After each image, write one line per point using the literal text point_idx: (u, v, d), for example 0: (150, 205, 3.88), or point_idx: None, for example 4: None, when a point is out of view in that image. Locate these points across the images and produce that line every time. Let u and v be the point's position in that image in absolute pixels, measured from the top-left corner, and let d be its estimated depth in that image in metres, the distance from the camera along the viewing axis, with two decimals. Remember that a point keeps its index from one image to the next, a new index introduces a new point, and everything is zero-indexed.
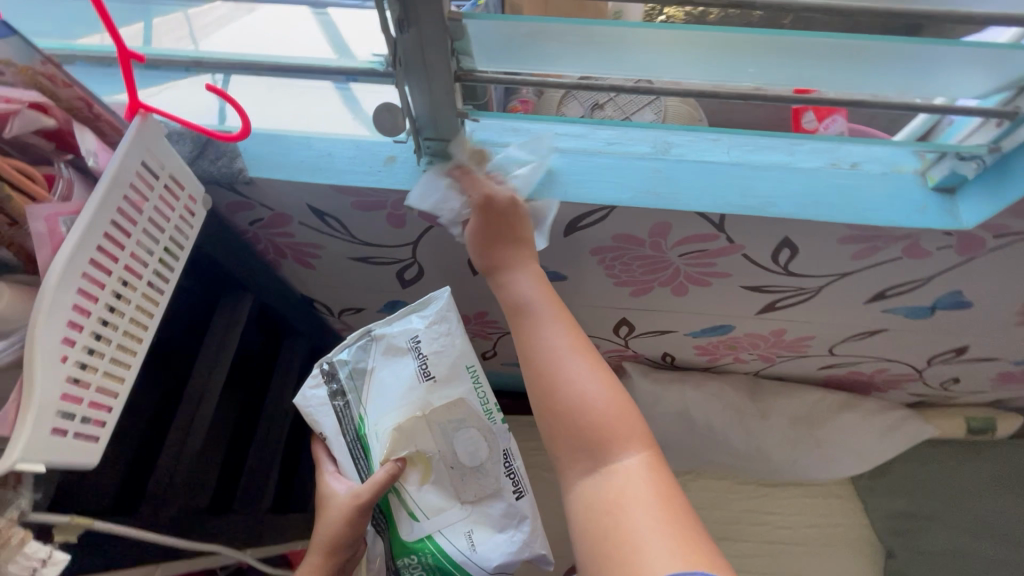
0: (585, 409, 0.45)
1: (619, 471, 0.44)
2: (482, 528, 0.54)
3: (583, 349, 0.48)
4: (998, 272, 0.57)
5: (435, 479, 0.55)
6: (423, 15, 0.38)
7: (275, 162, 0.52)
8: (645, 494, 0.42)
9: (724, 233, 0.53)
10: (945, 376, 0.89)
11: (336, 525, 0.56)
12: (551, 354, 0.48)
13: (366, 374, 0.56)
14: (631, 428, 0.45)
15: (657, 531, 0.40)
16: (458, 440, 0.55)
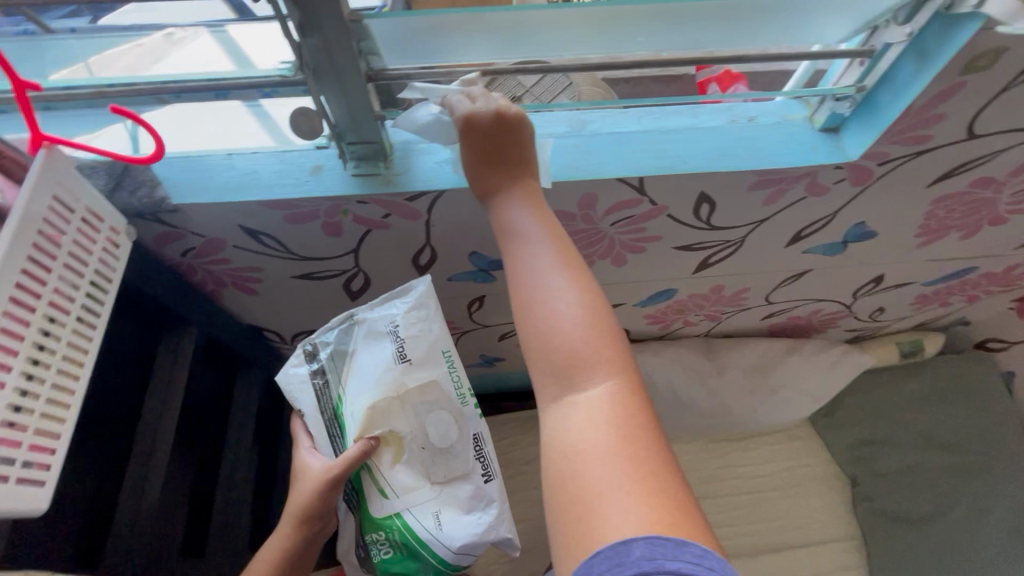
0: (560, 333, 0.43)
1: (588, 400, 0.41)
2: (450, 509, 0.55)
3: (574, 271, 0.45)
4: (891, 198, 0.63)
5: (406, 460, 0.57)
6: (325, 19, 0.40)
7: (199, 186, 0.51)
8: (609, 435, 0.40)
9: (646, 196, 0.57)
10: (872, 307, 0.97)
11: (306, 501, 0.56)
12: (536, 274, 0.45)
13: (346, 355, 0.58)
14: (608, 358, 0.42)
15: (619, 486, 0.38)
16: (430, 422, 0.56)
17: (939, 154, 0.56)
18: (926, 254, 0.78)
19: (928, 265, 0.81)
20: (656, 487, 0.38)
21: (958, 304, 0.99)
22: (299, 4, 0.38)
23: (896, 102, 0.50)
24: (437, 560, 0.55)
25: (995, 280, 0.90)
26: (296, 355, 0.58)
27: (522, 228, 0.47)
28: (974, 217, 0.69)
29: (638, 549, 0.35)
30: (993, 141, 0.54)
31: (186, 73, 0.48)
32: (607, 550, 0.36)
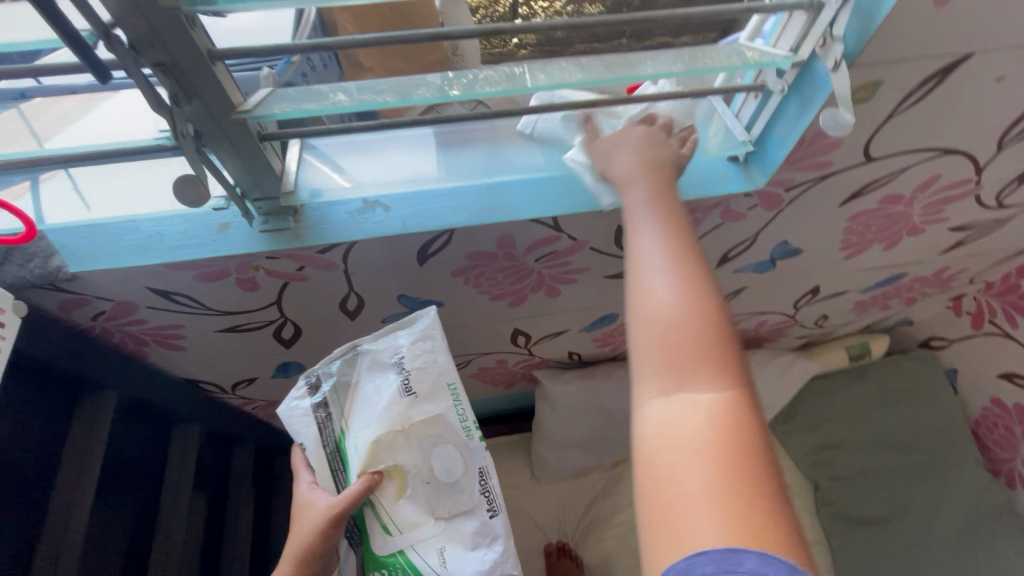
0: (679, 322, 0.39)
1: (694, 401, 0.37)
2: (457, 544, 0.50)
3: (688, 268, 0.41)
4: (808, 217, 0.64)
5: (411, 494, 0.51)
6: (199, 85, 0.39)
7: (99, 252, 0.49)
8: (714, 438, 0.35)
9: (564, 232, 0.57)
10: (816, 315, 0.98)
11: (308, 547, 0.50)
12: (649, 267, 0.41)
13: (350, 387, 0.53)
14: (722, 364, 0.38)
15: (717, 486, 0.34)
16: (435, 457, 0.51)
17: (843, 176, 0.57)
18: (855, 266, 0.80)
19: (858, 274, 0.84)
20: (755, 499, 0.33)
21: (897, 306, 1.02)
22: (170, 74, 0.38)
23: (784, 141, 0.51)
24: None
25: (928, 283, 0.93)
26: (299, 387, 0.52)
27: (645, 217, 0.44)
28: (893, 230, 0.71)
29: (748, 559, 0.31)
30: (891, 162, 0.56)
31: (91, 145, 0.46)
32: (709, 551, 0.32)
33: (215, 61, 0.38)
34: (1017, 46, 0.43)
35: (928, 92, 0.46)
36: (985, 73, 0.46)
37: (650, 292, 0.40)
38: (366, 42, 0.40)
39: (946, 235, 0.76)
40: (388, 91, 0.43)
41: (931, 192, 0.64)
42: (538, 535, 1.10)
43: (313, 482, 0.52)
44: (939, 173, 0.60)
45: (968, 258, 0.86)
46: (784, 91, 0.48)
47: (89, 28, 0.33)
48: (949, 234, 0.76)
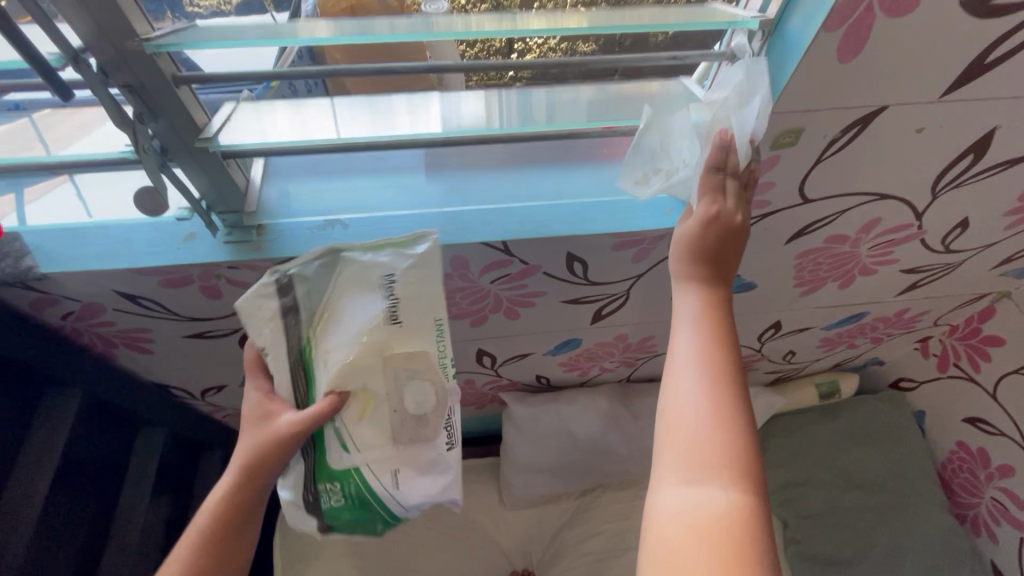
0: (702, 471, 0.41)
1: (702, 499, 0.35)
2: (411, 469, 0.49)
3: (731, 371, 0.39)
4: (756, 253, 0.67)
5: (375, 416, 0.49)
6: (164, 105, 0.42)
7: (70, 256, 0.53)
8: (719, 534, 0.34)
9: (516, 257, 0.60)
10: (783, 350, 1.00)
11: (254, 460, 0.48)
12: (702, 363, 0.40)
13: (326, 297, 0.50)
14: (745, 476, 0.36)
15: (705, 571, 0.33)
16: (408, 389, 0.48)
17: (785, 215, 0.60)
18: (812, 303, 0.82)
19: (819, 312, 0.85)
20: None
21: (865, 345, 1.03)
22: (136, 95, 0.41)
23: None
24: (384, 513, 0.50)
25: (891, 323, 0.94)
26: (265, 280, 0.49)
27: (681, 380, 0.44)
28: (845, 269, 0.73)
29: None
30: (830, 204, 0.59)
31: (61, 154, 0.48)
32: None
33: (180, 84, 0.42)
34: (931, 102, 0.46)
35: (851, 140, 0.49)
36: (904, 125, 0.49)
37: (700, 389, 0.39)
38: (348, 73, 0.44)
39: (899, 277, 0.78)
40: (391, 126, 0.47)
41: (876, 235, 0.66)
42: (501, 561, 1.09)
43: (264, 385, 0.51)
44: (880, 216, 0.62)
45: (927, 300, 0.87)
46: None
47: (58, 53, 0.37)
48: (903, 275, 0.78)
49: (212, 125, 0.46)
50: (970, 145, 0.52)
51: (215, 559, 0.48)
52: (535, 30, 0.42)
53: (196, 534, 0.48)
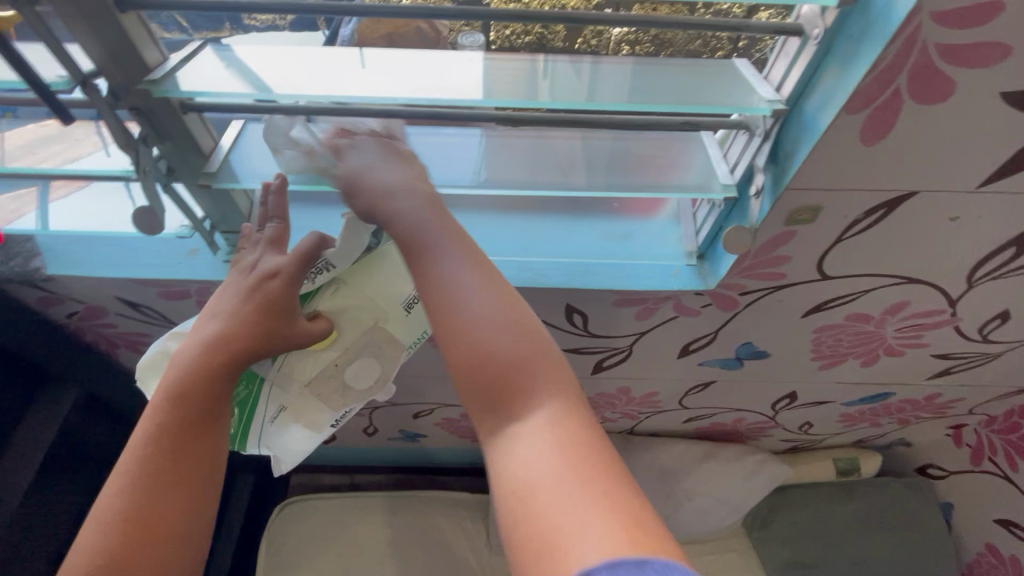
0: (496, 357, 0.36)
1: (523, 432, 0.34)
2: (296, 417, 0.51)
3: (487, 284, 0.39)
4: (768, 324, 0.63)
5: (319, 356, 0.50)
6: (170, 128, 0.43)
7: (77, 260, 0.54)
8: (552, 451, 0.33)
9: None
10: (799, 420, 0.94)
11: (197, 367, 0.42)
12: (449, 292, 0.38)
13: (385, 258, 0.50)
14: (538, 372, 0.36)
15: (554, 490, 0.31)
16: (359, 361, 0.51)
17: (800, 289, 0.56)
18: (831, 378, 0.77)
19: (839, 387, 0.80)
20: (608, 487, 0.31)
21: (890, 425, 0.96)
22: (144, 117, 0.42)
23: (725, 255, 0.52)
24: (236, 437, 0.50)
25: (921, 406, 0.88)
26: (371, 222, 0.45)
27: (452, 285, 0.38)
28: (867, 348, 0.68)
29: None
30: (851, 282, 0.55)
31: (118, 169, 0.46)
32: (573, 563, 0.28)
33: (187, 112, 0.42)
34: (966, 192, 0.43)
35: (875, 222, 0.46)
36: (935, 211, 0.45)
37: (457, 324, 0.37)
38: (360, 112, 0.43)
39: (930, 361, 0.72)
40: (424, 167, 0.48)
41: (902, 317, 0.61)
42: None
43: (298, 272, 0.45)
44: (907, 299, 0.58)
45: (962, 388, 0.81)
46: (722, 209, 0.50)
47: (66, 76, 0.38)
48: (934, 361, 0.72)
49: (220, 148, 0.47)
50: (1010, 239, 0.48)
51: (164, 484, 0.40)
52: (555, 83, 0.40)
53: (165, 427, 0.41)
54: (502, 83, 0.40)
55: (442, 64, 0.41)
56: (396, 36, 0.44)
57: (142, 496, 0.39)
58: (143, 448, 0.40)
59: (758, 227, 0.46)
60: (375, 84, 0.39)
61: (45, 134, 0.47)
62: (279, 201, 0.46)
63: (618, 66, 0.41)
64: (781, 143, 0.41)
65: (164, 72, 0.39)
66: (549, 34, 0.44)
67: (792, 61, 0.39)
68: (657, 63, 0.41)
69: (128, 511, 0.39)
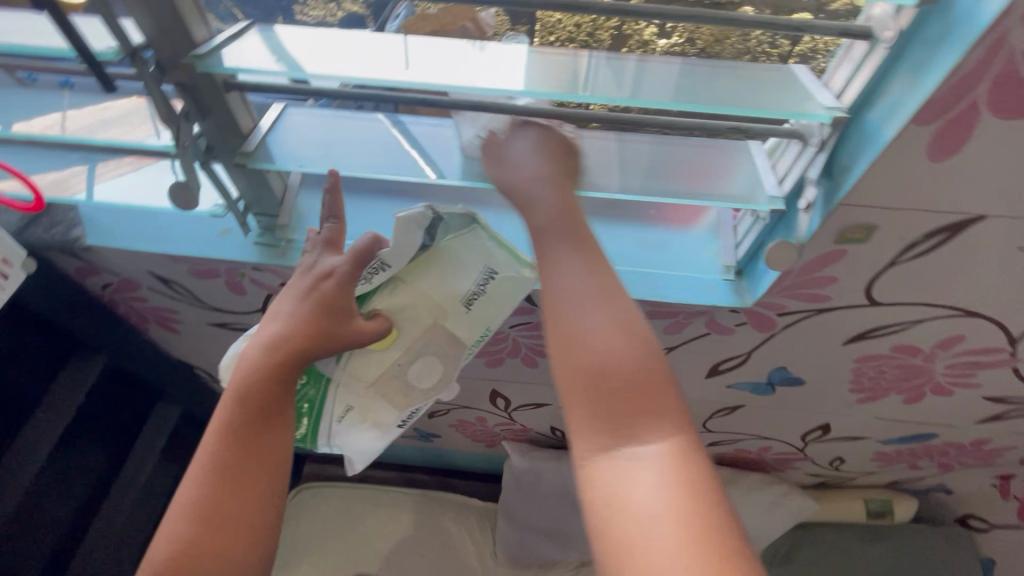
0: (615, 367, 0.35)
1: (636, 460, 0.33)
2: (364, 417, 0.50)
3: (613, 296, 0.37)
4: (806, 350, 0.60)
5: (384, 355, 0.49)
6: (215, 106, 0.43)
7: (113, 232, 0.55)
8: (659, 487, 0.32)
9: (538, 307, 0.58)
10: (830, 455, 0.89)
11: (258, 367, 0.42)
12: (570, 302, 0.37)
13: (444, 253, 0.48)
14: (660, 400, 0.35)
15: (670, 534, 0.30)
16: (421, 360, 0.50)
17: (843, 314, 0.53)
18: (869, 412, 0.73)
19: (877, 423, 0.76)
20: (720, 541, 0.30)
21: (930, 469, 0.90)
22: (189, 93, 0.42)
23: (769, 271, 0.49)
24: (308, 437, 0.50)
25: (965, 451, 0.82)
26: (426, 216, 0.44)
27: (575, 290, 0.37)
28: (912, 384, 0.64)
29: None
30: (900, 311, 0.51)
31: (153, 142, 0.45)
32: None
33: (230, 89, 0.43)
34: None
35: (935, 246, 0.43)
36: (1004, 239, 0.41)
37: (573, 330, 0.36)
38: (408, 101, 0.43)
39: (980, 404, 0.67)
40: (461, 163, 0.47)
41: (955, 354, 0.57)
42: None
43: (352, 271, 0.44)
44: (962, 334, 0.54)
45: (1015, 435, 0.75)
46: (766, 223, 0.48)
47: (116, 47, 0.38)
48: (986, 403, 0.67)
49: (258, 129, 0.48)
50: None
51: (246, 480, 0.40)
52: (593, 78, 0.38)
53: (232, 423, 0.41)
54: (546, 80, 0.38)
55: (494, 62, 0.40)
56: (440, 34, 0.41)
57: (221, 493, 0.40)
58: (215, 445, 0.41)
59: (805, 243, 0.43)
60: (410, 71, 0.38)
61: (102, 112, 0.47)
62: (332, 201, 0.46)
63: (665, 65, 0.39)
64: (837, 157, 0.39)
65: (210, 48, 0.39)
66: (594, 40, 0.42)
67: (859, 65, 0.36)
68: (709, 64, 0.39)
69: (194, 507, 0.39)
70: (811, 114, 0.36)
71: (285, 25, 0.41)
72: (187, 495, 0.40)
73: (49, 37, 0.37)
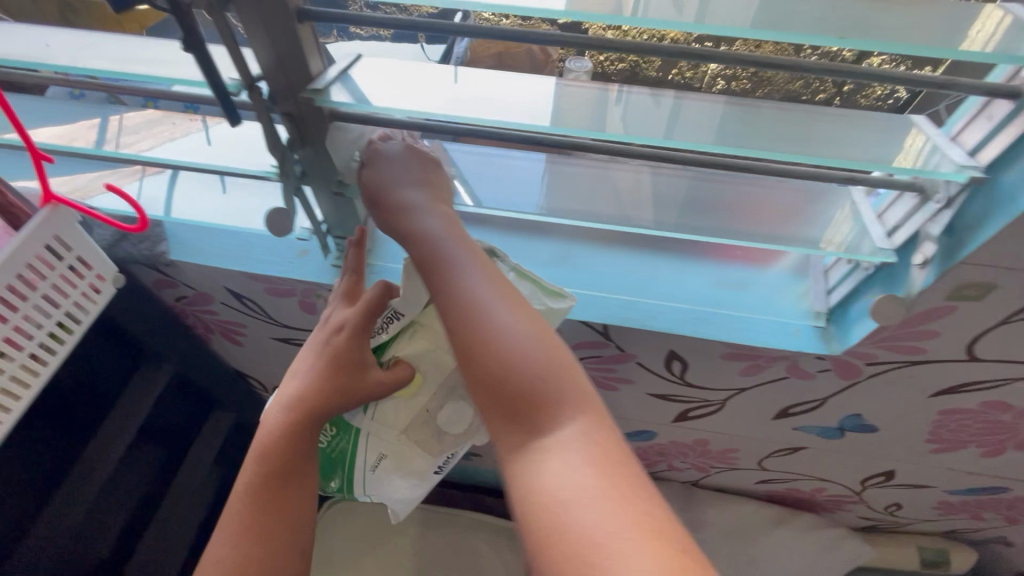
0: (521, 362, 0.33)
1: (552, 444, 0.31)
2: (398, 466, 0.50)
3: (515, 298, 0.36)
4: (886, 399, 0.58)
5: (409, 402, 0.49)
6: (316, 135, 0.43)
7: (195, 248, 0.56)
8: (585, 474, 0.30)
9: (613, 341, 0.57)
10: (887, 500, 0.86)
11: (275, 430, 0.45)
12: (475, 301, 0.35)
13: None
14: (572, 388, 0.33)
15: (590, 510, 0.28)
16: (450, 406, 0.49)
17: (936, 367, 0.51)
18: (941, 462, 0.70)
19: (947, 473, 0.73)
20: (639, 503, 0.29)
21: (993, 521, 0.87)
22: (293, 122, 0.42)
23: (863, 318, 0.47)
24: (348, 484, 0.52)
25: None
26: None
27: (474, 291, 0.36)
28: (994, 439, 0.61)
29: None
30: (999, 368, 0.49)
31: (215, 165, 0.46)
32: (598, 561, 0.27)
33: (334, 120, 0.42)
34: None
35: None
36: None
37: (477, 330, 0.34)
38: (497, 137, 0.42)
39: None
40: (551, 197, 0.46)
41: None
42: None
43: (363, 325, 0.46)
44: None
45: None
46: (869, 273, 0.46)
47: (238, 79, 0.38)
48: None
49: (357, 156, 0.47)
50: None
51: (266, 533, 0.45)
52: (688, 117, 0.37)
53: (254, 482, 0.45)
54: (598, 115, 0.38)
55: (526, 90, 0.40)
56: (507, 56, 0.47)
57: (245, 546, 0.44)
58: (238, 502, 0.45)
59: (915, 298, 0.41)
60: (492, 107, 0.38)
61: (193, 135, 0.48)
62: (359, 255, 0.48)
63: (704, 104, 0.38)
64: (961, 215, 0.37)
65: (326, 81, 0.39)
66: (643, 63, 0.44)
67: (999, 127, 0.35)
68: (753, 106, 0.38)
69: (229, 560, 0.44)
70: (872, 169, 0.35)
71: (370, 60, 0.42)
72: (217, 546, 0.45)
73: (172, 65, 0.38)
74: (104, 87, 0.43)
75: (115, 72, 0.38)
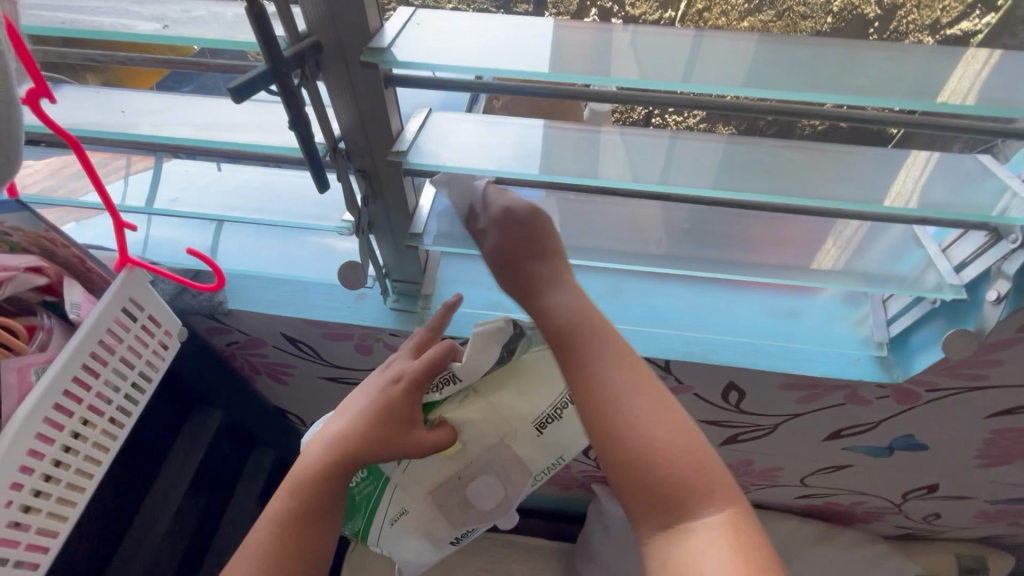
0: (663, 456, 0.32)
1: (697, 538, 0.31)
2: (416, 527, 0.49)
3: (651, 382, 0.35)
4: (941, 421, 0.59)
5: (445, 468, 0.47)
6: (388, 190, 0.44)
7: (252, 297, 0.56)
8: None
9: (672, 374, 0.57)
10: (927, 511, 0.87)
11: (315, 467, 0.41)
12: (613, 388, 0.34)
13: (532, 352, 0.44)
14: (716, 482, 0.32)
15: None
16: (482, 481, 0.48)
17: (995, 392, 0.52)
18: (986, 476, 0.71)
19: (991, 486, 0.74)
20: None
21: None
22: (367, 178, 0.43)
23: (928, 346, 0.48)
24: (359, 533, 0.49)
25: None
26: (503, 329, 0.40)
27: (609, 376, 0.35)
28: None
29: None
30: None
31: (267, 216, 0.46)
32: None
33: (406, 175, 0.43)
34: None
35: None
36: None
37: (616, 417, 0.33)
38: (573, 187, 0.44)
39: None
40: (612, 237, 0.47)
41: None
42: None
43: (423, 379, 0.43)
44: None
45: None
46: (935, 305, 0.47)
47: (323, 142, 0.39)
48: None
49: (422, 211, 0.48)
50: None
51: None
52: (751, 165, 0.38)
53: (284, 518, 0.41)
54: (666, 165, 0.38)
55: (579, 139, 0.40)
56: None
57: None
58: (261, 537, 0.41)
59: (987, 332, 0.42)
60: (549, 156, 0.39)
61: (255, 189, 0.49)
62: (446, 316, 0.45)
63: (698, 145, 0.39)
64: None
65: (409, 144, 0.40)
66: None
67: None
68: (758, 144, 0.39)
69: None
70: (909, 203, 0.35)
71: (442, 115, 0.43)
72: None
73: (253, 131, 0.39)
74: (172, 148, 0.44)
75: (199, 140, 0.38)
